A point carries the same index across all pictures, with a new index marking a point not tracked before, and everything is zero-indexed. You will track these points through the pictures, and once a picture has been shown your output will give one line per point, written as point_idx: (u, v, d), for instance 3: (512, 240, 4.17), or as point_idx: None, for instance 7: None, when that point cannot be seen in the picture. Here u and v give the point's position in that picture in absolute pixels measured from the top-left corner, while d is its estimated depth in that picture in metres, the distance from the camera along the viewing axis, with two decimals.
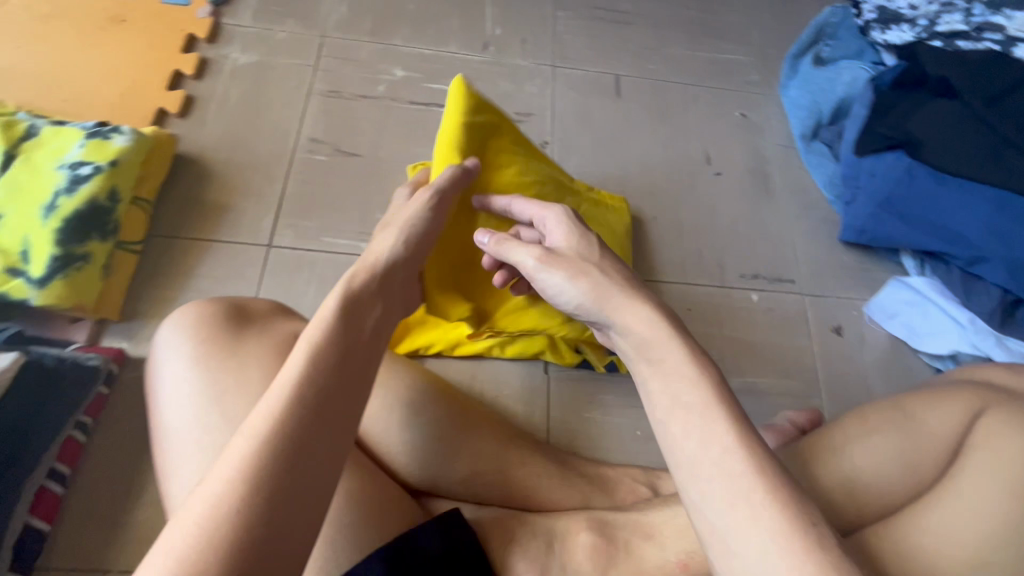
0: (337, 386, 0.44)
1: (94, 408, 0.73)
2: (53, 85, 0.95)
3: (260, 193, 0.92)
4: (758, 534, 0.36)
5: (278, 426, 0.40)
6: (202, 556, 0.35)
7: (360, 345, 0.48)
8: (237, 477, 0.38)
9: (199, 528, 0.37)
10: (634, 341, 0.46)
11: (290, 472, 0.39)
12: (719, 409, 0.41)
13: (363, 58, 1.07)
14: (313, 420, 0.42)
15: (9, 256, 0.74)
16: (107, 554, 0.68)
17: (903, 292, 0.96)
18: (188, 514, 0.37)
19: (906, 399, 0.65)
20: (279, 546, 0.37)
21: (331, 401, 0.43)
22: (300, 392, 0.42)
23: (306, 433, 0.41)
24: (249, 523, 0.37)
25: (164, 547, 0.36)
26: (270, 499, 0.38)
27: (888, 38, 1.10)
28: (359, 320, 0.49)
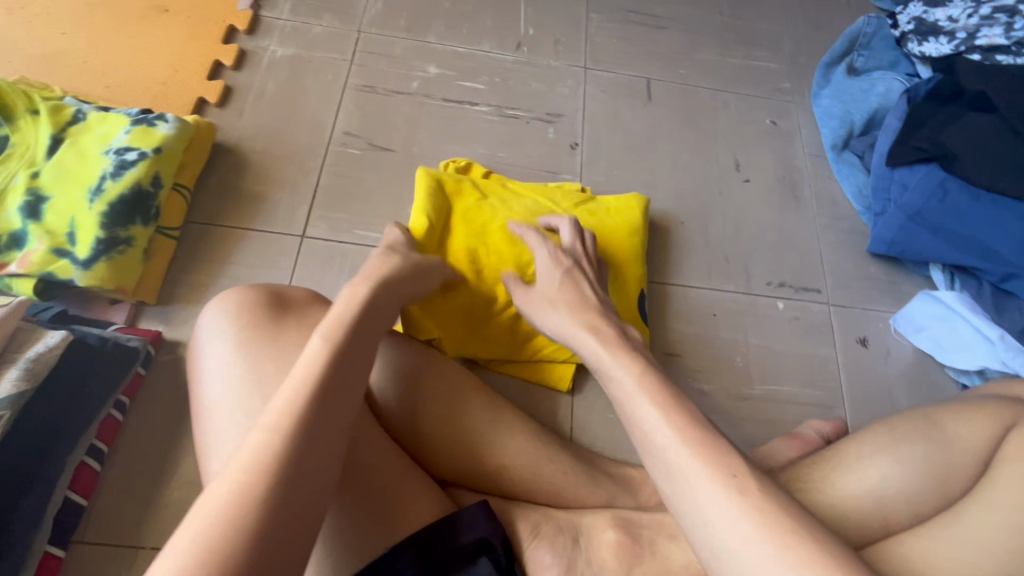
0: (343, 389, 0.49)
1: (131, 388, 0.75)
2: (98, 71, 0.97)
3: (294, 184, 0.94)
4: (751, 536, 0.40)
5: (294, 421, 0.45)
6: (225, 531, 0.39)
7: (363, 353, 0.53)
8: (259, 461, 0.42)
9: (221, 507, 0.40)
10: (607, 374, 0.54)
11: (304, 464, 0.43)
12: (689, 426, 0.46)
13: (397, 54, 1.09)
14: (324, 418, 0.46)
15: (56, 237, 0.76)
16: (142, 531, 0.70)
17: (933, 307, 0.94)
18: (211, 494, 0.41)
19: (935, 409, 0.64)
20: (292, 526, 0.41)
21: (336, 399, 0.48)
22: (314, 393, 0.47)
23: (318, 430, 0.45)
24: (267, 504, 0.40)
25: (186, 528, 0.39)
26: (285, 483, 0.42)
27: (925, 50, 1.09)
28: (361, 331, 0.54)
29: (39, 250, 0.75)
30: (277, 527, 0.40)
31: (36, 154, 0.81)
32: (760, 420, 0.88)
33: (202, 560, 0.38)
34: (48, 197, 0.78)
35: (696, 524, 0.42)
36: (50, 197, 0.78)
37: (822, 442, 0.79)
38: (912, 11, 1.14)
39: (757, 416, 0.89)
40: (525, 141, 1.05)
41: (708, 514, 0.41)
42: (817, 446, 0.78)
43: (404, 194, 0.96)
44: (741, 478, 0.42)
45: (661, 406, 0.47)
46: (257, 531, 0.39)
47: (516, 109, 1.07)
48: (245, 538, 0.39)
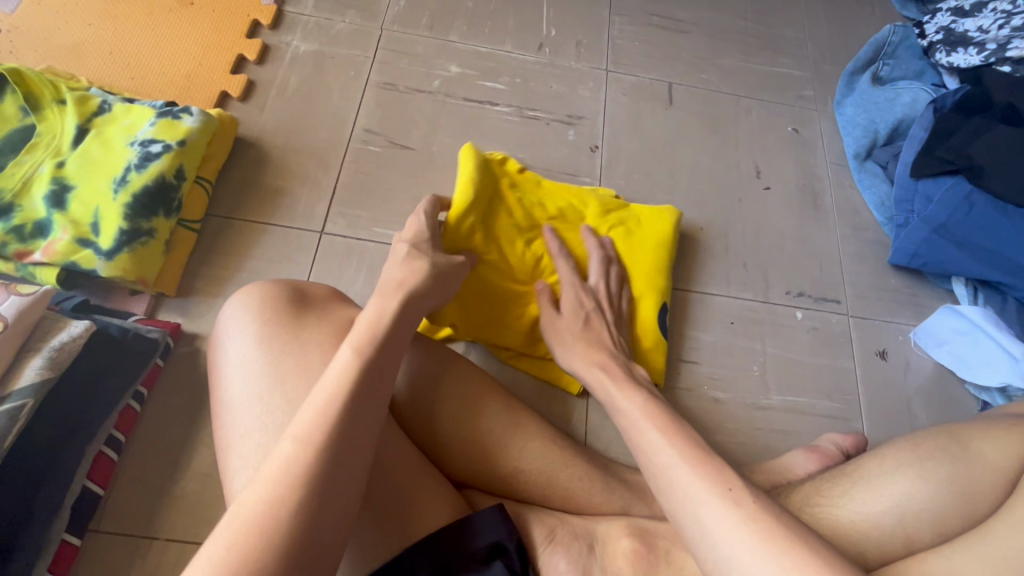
0: (369, 402, 0.51)
1: (149, 379, 0.75)
2: (123, 63, 0.97)
3: (315, 179, 0.94)
4: (757, 551, 0.43)
5: (322, 435, 0.47)
6: (262, 533, 0.42)
7: (389, 366, 0.54)
8: (291, 468, 0.45)
9: (256, 510, 0.44)
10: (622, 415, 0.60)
11: (331, 476, 0.46)
12: (694, 452, 0.52)
13: (419, 52, 1.09)
14: (351, 432, 0.48)
15: (80, 227, 0.76)
16: (156, 522, 0.70)
17: (955, 321, 0.94)
18: (247, 498, 0.44)
19: (961, 428, 0.64)
20: (322, 528, 0.44)
21: (364, 407, 0.50)
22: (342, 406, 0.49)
23: (345, 443, 0.48)
24: (299, 509, 0.44)
25: (224, 531, 0.43)
26: (316, 490, 0.45)
27: (952, 61, 1.08)
28: (386, 344, 0.55)
29: (63, 239, 0.75)
30: (306, 535, 0.43)
31: (62, 143, 0.81)
32: (775, 431, 0.87)
33: (243, 560, 0.41)
34: (73, 187, 0.78)
35: (701, 540, 0.46)
36: (75, 186, 0.78)
37: (841, 457, 0.78)
38: (940, 21, 1.13)
39: (774, 426, 0.88)
40: (545, 142, 1.04)
41: (708, 524, 0.46)
42: (836, 460, 0.77)
43: (423, 193, 0.96)
44: (736, 491, 0.47)
45: (663, 432, 0.54)
46: (287, 539, 0.42)
47: (536, 110, 1.07)
48: (277, 545, 0.42)
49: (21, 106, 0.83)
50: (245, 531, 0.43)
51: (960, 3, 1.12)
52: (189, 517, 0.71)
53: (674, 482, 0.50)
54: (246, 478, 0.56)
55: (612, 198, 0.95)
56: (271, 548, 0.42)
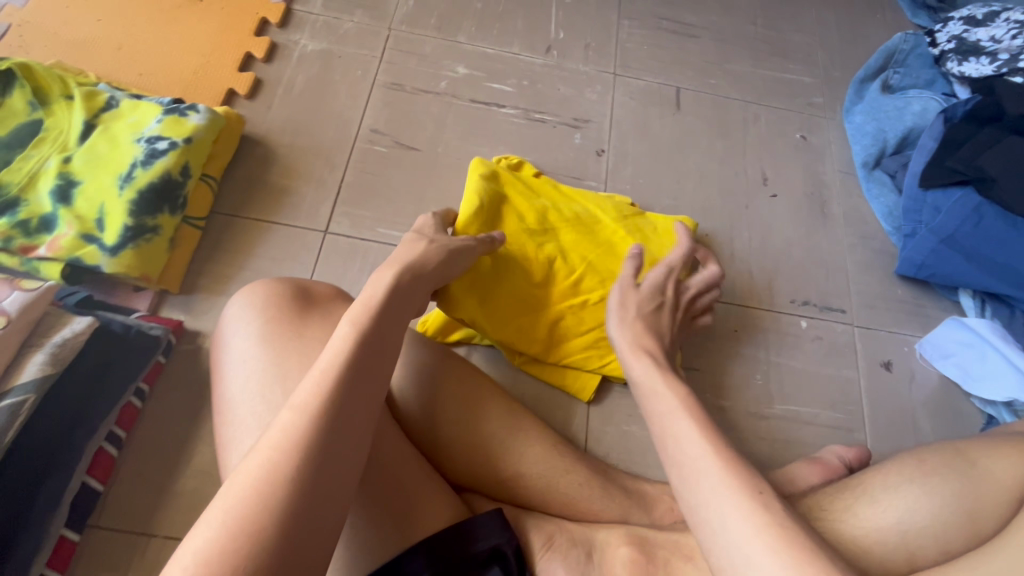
0: (368, 371, 0.50)
1: (151, 375, 0.75)
2: (131, 59, 0.98)
3: (320, 179, 0.94)
4: (779, 562, 0.42)
5: (321, 404, 0.46)
6: (257, 501, 0.41)
7: (388, 339, 0.54)
8: (288, 438, 0.44)
9: (253, 478, 0.42)
10: (656, 397, 0.58)
11: (331, 445, 0.45)
12: (726, 454, 0.50)
13: (427, 52, 1.08)
14: (350, 400, 0.47)
15: (85, 222, 0.76)
16: (154, 519, 0.70)
17: (960, 333, 0.92)
18: (245, 466, 0.43)
19: (967, 445, 0.63)
20: (321, 500, 0.43)
21: (364, 378, 0.49)
22: (341, 375, 0.48)
23: (344, 412, 0.47)
24: (296, 478, 0.42)
25: (220, 502, 0.41)
26: (314, 460, 0.43)
27: (964, 70, 1.07)
28: (385, 317, 0.55)
29: (68, 234, 0.75)
30: (307, 503, 0.42)
31: (69, 138, 0.81)
32: (778, 441, 0.87)
33: (238, 528, 0.40)
34: (79, 183, 0.78)
35: (728, 547, 0.44)
36: (80, 181, 0.78)
37: (843, 469, 0.77)
38: (952, 30, 1.12)
39: (776, 436, 0.87)
40: (551, 145, 1.04)
41: (730, 530, 0.45)
42: (839, 472, 0.76)
43: (428, 194, 0.96)
44: (766, 496, 0.46)
45: (700, 429, 0.52)
46: (285, 508, 0.41)
47: (543, 113, 1.07)
48: (274, 516, 0.40)
49: (29, 101, 0.83)
50: (242, 500, 0.41)
51: (973, 12, 1.11)
52: (188, 515, 0.71)
53: (701, 485, 0.48)
54: None
55: (628, 204, 0.94)
56: (270, 517, 0.40)
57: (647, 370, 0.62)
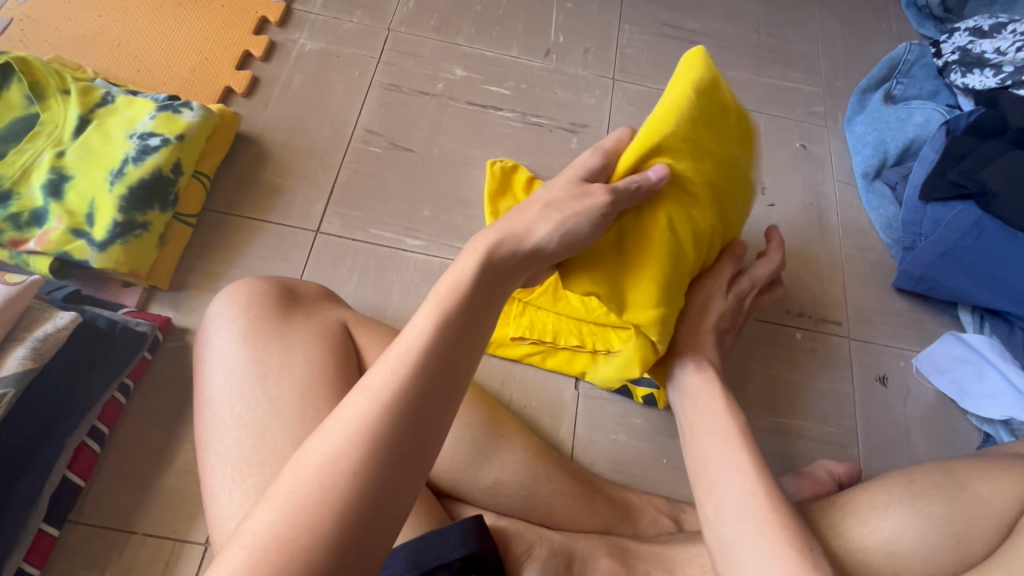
0: (455, 355, 0.44)
1: (137, 371, 0.75)
2: (129, 56, 0.98)
3: (314, 178, 0.94)
4: None
5: (400, 389, 0.40)
6: (322, 493, 0.36)
7: (480, 320, 0.47)
8: (360, 426, 0.39)
9: (321, 466, 0.37)
10: (712, 436, 0.57)
11: (406, 437, 0.39)
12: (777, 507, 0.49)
13: (426, 54, 1.08)
14: (430, 390, 0.41)
15: (75, 217, 0.77)
16: (135, 516, 0.70)
17: (957, 349, 0.91)
18: (313, 451, 0.38)
19: (958, 467, 0.62)
20: (389, 499, 0.38)
21: (448, 367, 0.43)
22: (422, 358, 0.42)
23: (424, 398, 0.41)
24: (366, 472, 0.37)
25: (282, 489, 0.37)
26: (388, 453, 0.38)
27: (967, 82, 1.06)
28: (480, 298, 0.48)
29: (58, 229, 0.75)
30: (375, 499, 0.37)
31: (63, 132, 0.82)
32: (769, 454, 0.86)
33: (298, 521, 0.35)
34: (71, 177, 0.79)
35: None
36: (72, 176, 0.79)
37: (834, 485, 0.76)
38: (957, 41, 1.11)
39: (766, 449, 0.86)
40: (547, 149, 1.03)
41: None
42: (828, 488, 0.75)
43: (421, 196, 0.95)
44: (816, 553, 0.47)
45: (750, 464, 0.53)
46: (350, 501, 0.36)
47: (540, 116, 1.06)
48: (340, 509, 0.36)
49: (26, 94, 0.84)
50: (306, 487, 0.37)
51: (979, 23, 1.09)
52: (169, 513, 0.71)
53: (740, 518, 0.50)
54: (223, 475, 0.56)
55: None
56: (337, 506, 0.36)
57: (710, 396, 0.61)
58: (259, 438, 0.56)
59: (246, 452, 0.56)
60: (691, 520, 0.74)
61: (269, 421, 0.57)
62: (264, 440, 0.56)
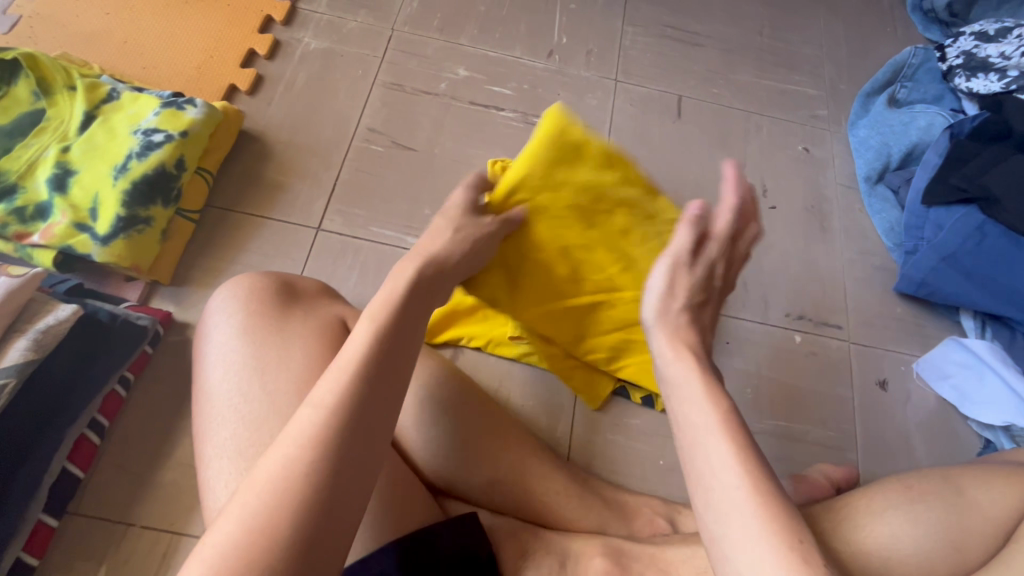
0: (396, 367, 0.47)
1: (137, 365, 0.76)
2: (135, 53, 0.99)
3: (315, 176, 0.94)
4: None
5: (346, 401, 0.43)
6: (278, 502, 0.39)
7: (412, 333, 0.51)
8: (309, 438, 0.41)
9: (275, 477, 0.40)
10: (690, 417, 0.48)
11: (355, 444, 0.42)
12: (763, 494, 0.42)
13: (429, 54, 1.09)
14: (371, 400, 0.45)
15: (79, 211, 0.77)
16: (133, 508, 0.71)
17: (958, 354, 0.90)
18: (266, 464, 0.41)
19: (956, 473, 0.61)
20: (340, 504, 0.40)
21: (385, 379, 0.46)
22: (364, 371, 0.45)
23: (367, 407, 0.44)
24: (317, 480, 0.40)
25: (240, 502, 0.39)
26: (336, 462, 0.41)
27: (971, 86, 1.05)
28: (414, 313, 0.52)
29: (62, 223, 0.76)
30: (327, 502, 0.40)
31: (69, 128, 0.83)
32: (767, 457, 0.85)
33: (257, 529, 0.38)
34: (75, 172, 0.79)
35: None
36: (76, 171, 0.79)
37: (830, 489, 0.76)
38: (962, 45, 1.10)
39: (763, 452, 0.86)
40: None
41: None
42: (826, 492, 0.75)
43: (422, 195, 0.96)
44: (807, 545, 0.40)
45: (739, 451, 0.44)
46: (306, 505, 0.39)
47: (542, 117, 1.06)
48: (296, 514, 0.38)
49: (33, 90, 0.85)
50: (265, 495, 0.39)
51: (985, 27, 1.08)
52: (167, 506, 0.72)
53: (733, 517, 0.41)
54: (219, 469, 0.57)
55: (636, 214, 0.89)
56: (294, 511, 0.38)
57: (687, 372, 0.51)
58: (255, 432, 0.57)
59: (243, 445, 0.57)
60: (687, 521, 0.74)
61: (265, 415, 0.57)
62: (260, 434, 0.57)
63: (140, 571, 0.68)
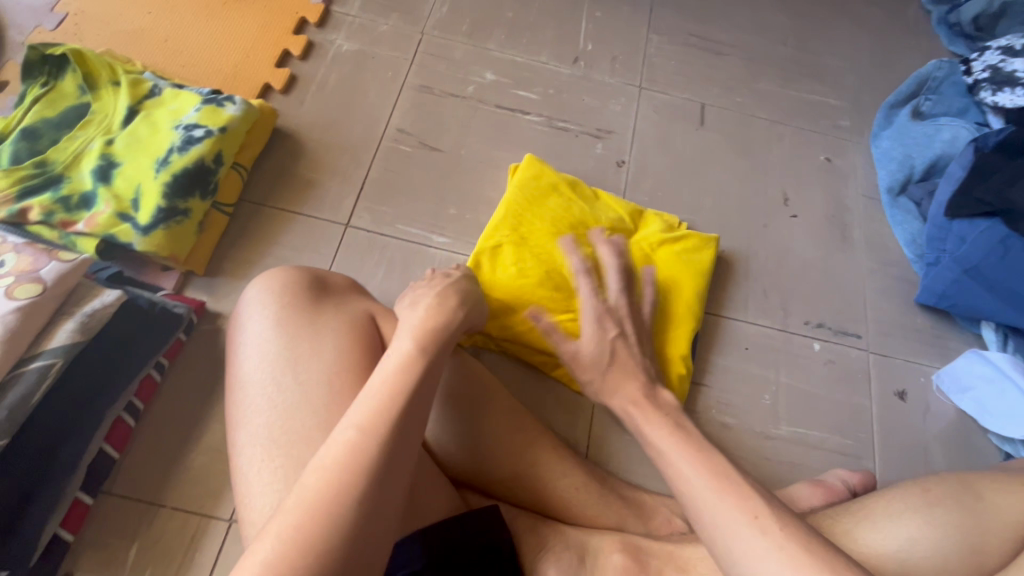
0: (428, 391, 0.53)
1: (172, 351, 0.78)
2: (175, 51, 1.02)
3: (345, 173, 0.97)
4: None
5: (384, 422, 0.48)
6: (320, 515, 0.42)
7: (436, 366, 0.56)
8: (348, 457, 0.45)
9: (318, 491, 0.43)
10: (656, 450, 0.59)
11: (392, 461, 0.46)
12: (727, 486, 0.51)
13: (457, 58, 1.11)
14: (403, 424, 0.49)
15: (122, 202, 0.80)
16: (164, 490, 0.73)
17: (979, 366, 0.90)
18: (309, 480, 0.44)
19: (975, 477, 0.62)
20: (375, 519, 0.44)
21: (414, 404, 0.51)
22: (397, 390, 0.50)
23: (402, 423, 0.49)
24: (355, 497, 0.43)
25: (287, 513, 0.43)
26: (371, 479, 0.45)
27: (998, 100, 1.06)
28: (440, 341, 0.58)
29: (105, 212, 0.79)
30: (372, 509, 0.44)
31: (113, 122, 0.86)
32: (783, 462, 0.86)
33: (303, 540, 0.41)
34: (118, 164, 0.82)
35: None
36: (120, 162, 0.82)
37: (848, 494, 0.76)
38: (988, 59, 1.11)
39: (779, 457, 0.86)
40: (573, 154, 1.05)
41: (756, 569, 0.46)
42: (842, 497, 0.75)
43: (447, 195, 0.98)
44: (762, 518, 0.48)
45: (695, 460, 0.55)
46: (354, 511, 0.43)
47: (566, 121, 1.08)
48: (337, 526, 0.42)
49: (79, 85, 0.89)
50: (311, 503, 0.43)
51: (1011, 41, 1.09)
52: (197, 489, 0.74)
53: (710, 515, 0.50)
54: (253, 455, 0.58)
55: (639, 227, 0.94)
56: (340, 515, 0.42)
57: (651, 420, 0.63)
58: (288, 420, 0.59)
59: (275, 432, 0.58)
60: None
61: (298, 404, 0.59)
62: (293, 422, 0.58)
63: (170, 550, 0.71)
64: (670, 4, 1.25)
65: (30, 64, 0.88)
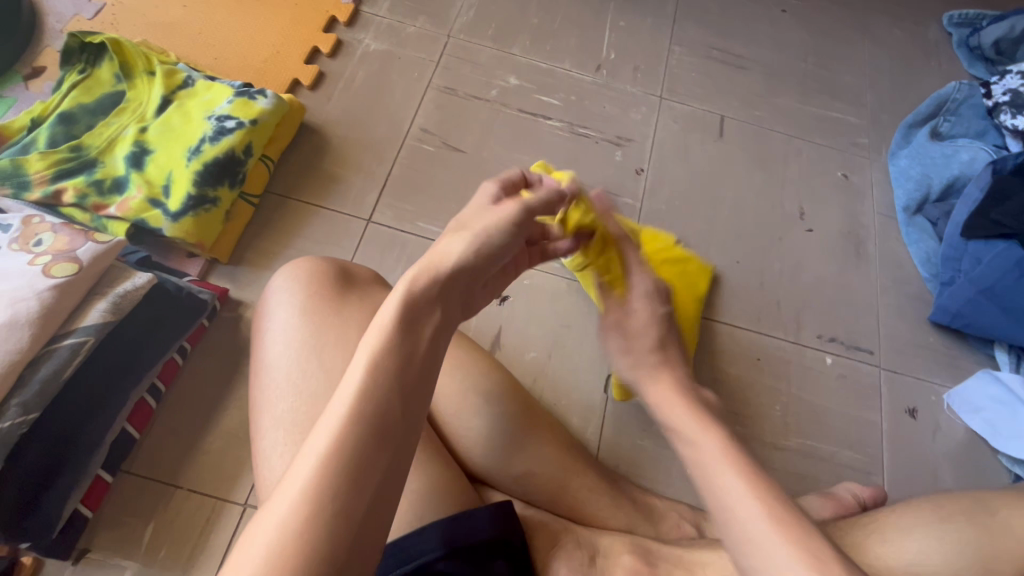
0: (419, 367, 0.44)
1: (195, 336, 0.80)
2: (208, 44, 1.05)
3: (368, 169, 0.99)
4: None
5: (367, 407, 0.41)
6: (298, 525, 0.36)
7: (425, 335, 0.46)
8: (328, 452, 0.38)
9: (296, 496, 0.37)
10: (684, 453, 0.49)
11: (380, 453, 0.39)
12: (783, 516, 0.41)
13: (482, 61, 1.13)
14: (390, 408, 0.41)
15: (153, 188, 0.82)
16: (181, 472, 0.75)
17: (991, 387, 0.91)
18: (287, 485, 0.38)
19: (988, 497, 0.62)
20: (367, 523, 0.37)
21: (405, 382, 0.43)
22: (402, 333, 0.45)
23: (407, 379, 0.43)
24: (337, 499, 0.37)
25: (262, 528, 0.36)
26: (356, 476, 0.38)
27: (1018, 123, 1.07)
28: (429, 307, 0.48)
29: (137, 198, 0.81)
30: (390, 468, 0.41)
31: (146, 110, 0.88)
32: (792, 474, 0.86)
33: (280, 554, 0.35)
34: (151, 151, 0.84)
35: None
36: (153, 150, 0.84)
37: (857, 508, 0.76)
38: (1007, 84, 1.12)
39: (788, 468, 0.87)
40: (592, 160, 1.07)
41: None
42: (851, 510, 0.75)
43: (468, 195, 0.99)
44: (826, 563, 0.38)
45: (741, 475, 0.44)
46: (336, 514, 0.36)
47: (587, 128, 1.10)
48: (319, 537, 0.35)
49: (115, 73, 0.91)
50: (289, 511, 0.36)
51: None
52: (213, 472, 0.75)
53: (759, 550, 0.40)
54: (275, 438, 0.60)
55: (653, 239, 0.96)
56: (359, 474, 0.38)
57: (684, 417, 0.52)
58: (311, 404, 0.60)
59: (299, 417, 0.60)
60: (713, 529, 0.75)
61: (323, 390, 0.61)
62: (318, 408, 0.60)
63: (184, 531, 0.72)
64: (693, 17, 1.26)
65: (68, 51, 0.90)
